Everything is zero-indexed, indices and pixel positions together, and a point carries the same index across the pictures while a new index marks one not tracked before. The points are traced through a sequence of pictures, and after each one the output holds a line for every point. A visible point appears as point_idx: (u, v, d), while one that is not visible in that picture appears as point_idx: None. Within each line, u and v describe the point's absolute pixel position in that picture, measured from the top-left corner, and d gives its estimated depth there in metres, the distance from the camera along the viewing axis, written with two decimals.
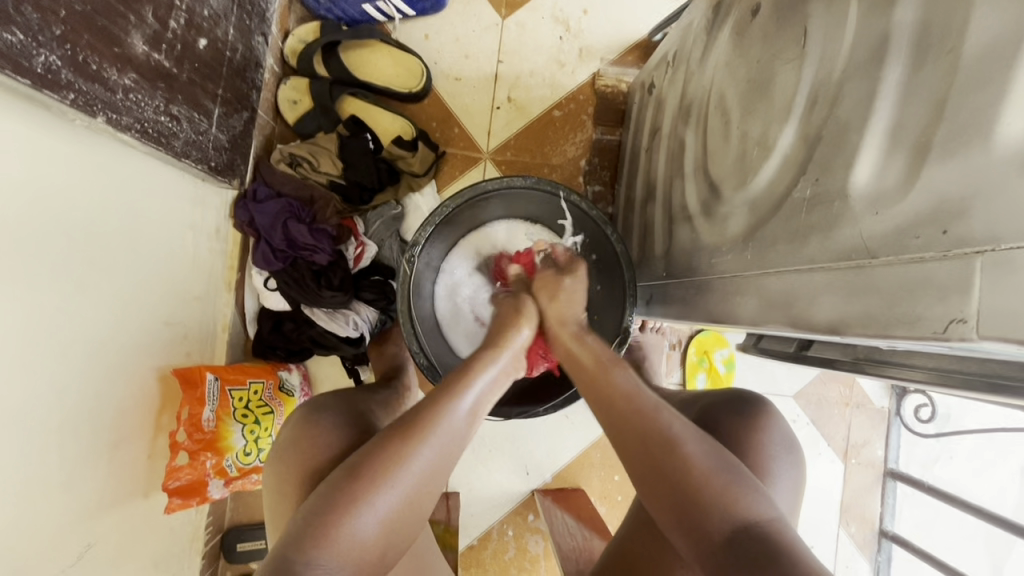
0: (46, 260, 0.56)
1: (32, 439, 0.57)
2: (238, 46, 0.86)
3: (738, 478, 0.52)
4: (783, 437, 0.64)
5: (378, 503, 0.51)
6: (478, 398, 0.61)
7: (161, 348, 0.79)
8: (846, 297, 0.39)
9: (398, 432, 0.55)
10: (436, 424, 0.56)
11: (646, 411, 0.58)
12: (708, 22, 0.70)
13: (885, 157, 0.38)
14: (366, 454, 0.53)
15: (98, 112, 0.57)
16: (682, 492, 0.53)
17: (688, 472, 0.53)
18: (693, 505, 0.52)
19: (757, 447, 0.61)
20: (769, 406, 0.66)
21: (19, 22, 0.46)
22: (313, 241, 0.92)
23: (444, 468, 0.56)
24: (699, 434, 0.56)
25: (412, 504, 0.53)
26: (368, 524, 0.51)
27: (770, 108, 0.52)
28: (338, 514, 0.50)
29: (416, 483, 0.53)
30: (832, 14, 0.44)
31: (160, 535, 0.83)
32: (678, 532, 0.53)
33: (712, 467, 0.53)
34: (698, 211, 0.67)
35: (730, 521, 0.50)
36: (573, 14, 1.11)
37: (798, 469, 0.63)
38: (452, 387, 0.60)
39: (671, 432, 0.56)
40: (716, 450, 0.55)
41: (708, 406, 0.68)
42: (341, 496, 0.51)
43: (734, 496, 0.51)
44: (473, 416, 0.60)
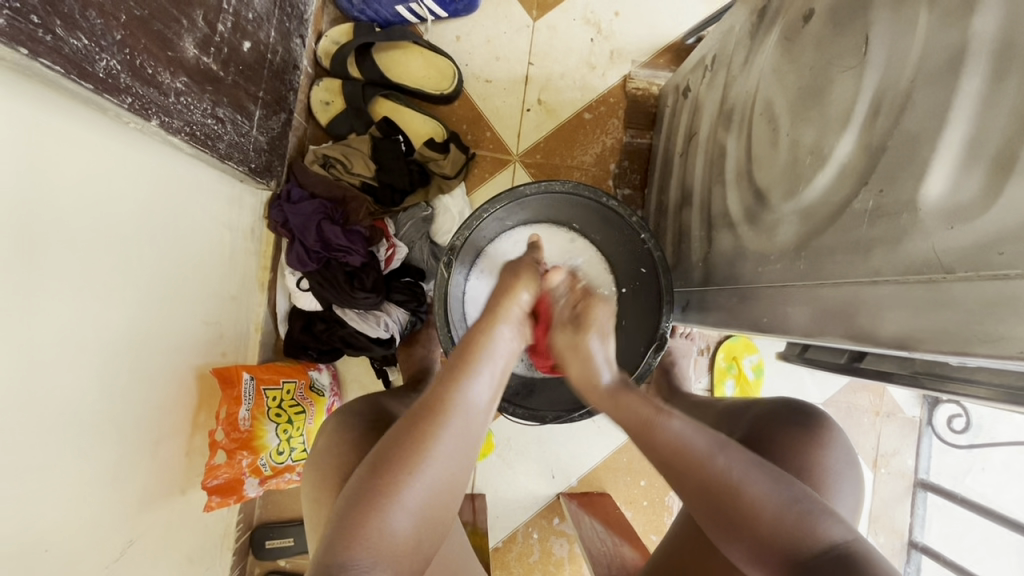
0: (99, 261, 0.57)
1: (82, 436, 0.58)
2: (278, 48, 0.86)
3: (807, 506, 0.52)
4: (843, 450, 0.63)
5: (404, 497, 0.50)
6: (492, 378, 0.61)
7: (199, 347, 0.80)
8: (915, 313, 0.39)
9: (414, 421, 0.54)
10: (450, 406, 0.56)
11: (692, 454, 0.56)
12: (752, 27, 0.69)
13: (961, 170, 0.37)
14: (383, 449, 0.53)
15: (153, 115, 0.57)
16: (759, 537, 0.51)
17: (758, 517, 0.52)
18: (772, 545, 0.51)
19: (818, 461, 0.61)
20: (826, 421, 0.65)
21: (84, 27, 0.47)
22: (347, 242, 0.93)
23: (465, 457, 0.56)
24: (751, 464, 0.55)
25: (437, 492, 0.53)
26: (399, 521, 0.50)
27: (824, 116, 0.51)
28: (371, 510, 0.49)
29: (440, 471, 0.53)
30: (899, 22, 0.43)
31: (195, 531, 0.84)
32: (754, 561, 0.52)
33: (779, 502, 0.52)
34: (741, 218, 0.66)
35: (810, 547, 0.49)
36: (605, 17, 1.11)
37: (859, 485, 0.63)
38: (462, 371, 0.59)
39: (733, 474, 0.54)
40: (777, 481, 0.54)
41: (762, 419, 0.67)
42: (368, 490, 0.50)
43: (808, 528, 0.50)
44: (488, 396, 0.60)
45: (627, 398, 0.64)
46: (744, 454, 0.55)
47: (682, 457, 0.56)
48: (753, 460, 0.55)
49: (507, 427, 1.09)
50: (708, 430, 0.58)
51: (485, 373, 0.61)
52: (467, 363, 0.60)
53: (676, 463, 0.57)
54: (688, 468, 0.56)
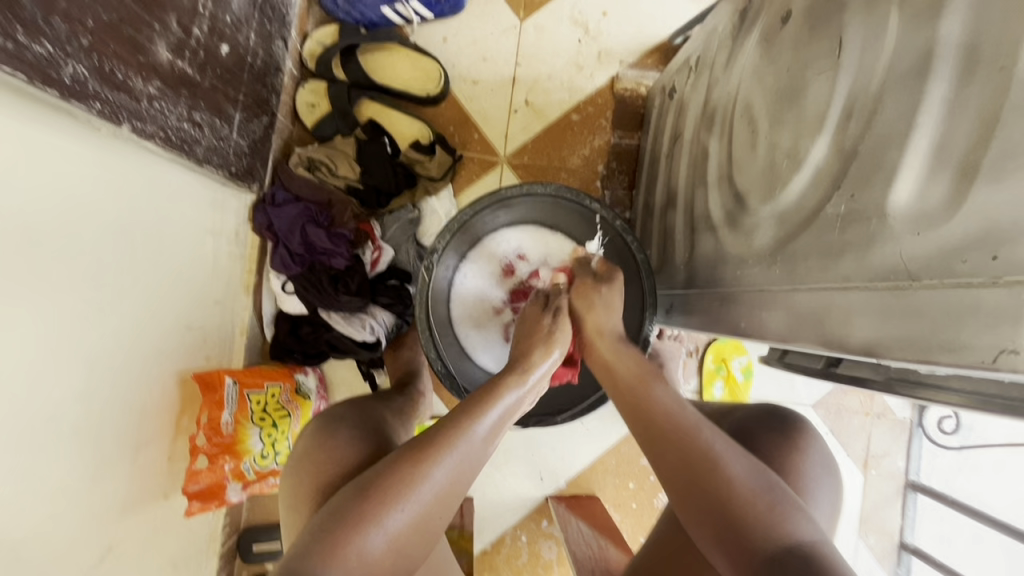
0: (72, 267, 0.57)
1: (58, 443, 0.58)
2: (259, 51, 0.86)
3: (782, 499, 0.51)
4: (821, 456, 0.63)
5: (389, 520, 0.50)
6: (501, 416, 0.61)
7: (182, 352, 0.80)
8: (882, 320, 0.38)
9: (413, 451, 0.54)
10: (454, 442, 0.55)
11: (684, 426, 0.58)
12: (734, 28, 0.68)
13: (928, 175, 0.37)
14: (378, 473, 0.53)
15: (124, 120, 0.57)
16: (727, 508, 0.52)
17: (731, 493, 0.52)
18: (736, 525, 0.51)
19: (795, 465, 0.60)
20: (807, 427, 0.65)
21: (49, 33, 0.47)
22: (331, 245, 0.93)
23: (455, 493, 0.55)
24: (738, 450, 0.56)
25: (422, 524, 0.52)
26: (379, 541, 0.49)
27: (799, 120, 0.50)
28: (354, 529, 0.48)
29: (429, 503, 0.52)
30: (871, 24, 0.43)
31: (179, 535, 0.84)
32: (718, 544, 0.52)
33: (753, 483, 0.52)
34: (722, 221, 0.66)
35: (772, 540, 0.49)
36: (593, 17, 1.10)
37: (837, 489, 0.63)
38: (474, 408, 0.60)
39: (714, 450, 0.55)
40: (757, 468, 0.54)
41: (744, 422, 0.67)
42: (356, 512, 0.49)
43: (777, 519, 0.50)
44: (491, 438, 0.60)
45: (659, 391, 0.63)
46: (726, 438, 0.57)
47: (674, 428, 0.59)
48: (736, 446, 0.56)
49: None
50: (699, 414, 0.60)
51: (493, 416, 0.60)
52: (479, 406, 0.60)
53: (658, 437, 0.60)
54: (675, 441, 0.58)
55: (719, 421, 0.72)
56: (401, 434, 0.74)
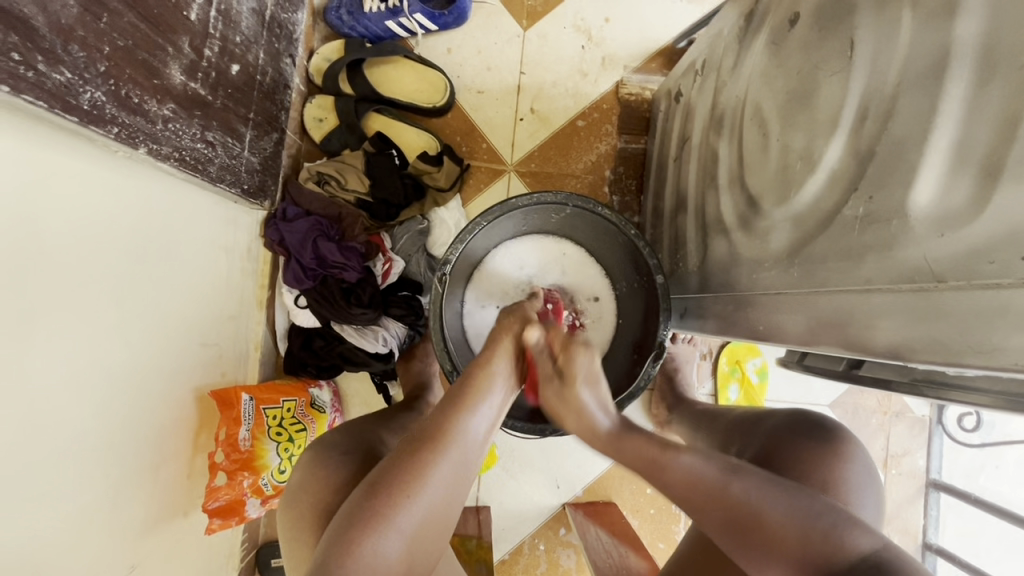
0: (93, 288, 0.57)
1: (82, 464, 0.58)
2: (268, 70, 0.87)
3: (829, 519, 0.51)
4: (859, 463, 0.62)
5: (399, 520, 0.49)
6: (491, 409, 0.60)
7: (198, 370, 0.81)
8: (908, 323, 0.38)
9: (412, 449, 0.53)
10: (450, 437, 0.55)
11: (716, 489, 0.55)
12: (740, 30, 0.68)
13: (949, 176, 0.36)
14: (382, 471, 0.52)
15: (140, 143, 0.58)
16: (784, 555, 0.51)
17: (783, 534, 0.51)
18: (803, 563, 0.50)
19: (834, 474, 0.60)
20: (845, 435, 0.64)
21: (67, 61, 0.47)
22: (343, 259, 0.93)
23: (460, 482, 0.55)
24: (772, 485, 0.54)
25: (434, 519, 0.52)
26: (391, 543, 0.49)
27: (813, 121, 0.50)
28: (365, 530, 0.48)
29: (437, 497, 0.52)
30: (883, 26, 0.43)
31: (199, 553, 0.84)
32: (771, 569, 0.52)
33: (803, 518, 0.52)
34: (735, 224, 0.66)
35: (842, 559, 0.49)
36: (595, 24, 1.11)
37: (879, 498, 0.62)
38: (463, 400, 0.58)
39: (751, 500, 0.53)
40: (796, 496, 0.54)
41: (778, 430, 0.67)
42: (365, 510, 0.49)
43: (835, 542, 0.50)
44: (486, 427, 0.59)
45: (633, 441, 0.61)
46: (759, 479, 0.55)
47: (702, 494, 0.55)
48: (776, 483, 0.55)
49: (510, 438, 1.09)
50: (722, 463, 0.57)
51: (486, 407, 0.59)
52: (469, 392, 0.59)
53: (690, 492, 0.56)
54: (715, 506, 0.54)
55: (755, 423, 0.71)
56: None
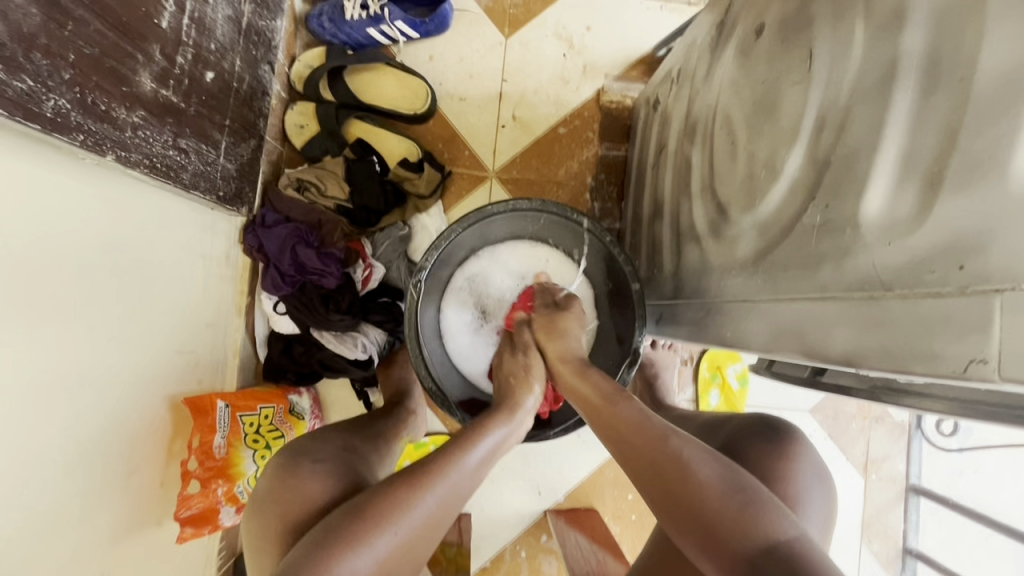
0: (61, 294, 0.57)
1: (49, 472, 0.58)
2: (245, 77, 0.87)
3: (751, 496, 0.51)
4: (812, 464, 0.63)
5: (378, 542, 0.49)
6: (489, 450, 0.62)
7: (173, 377, 0.80)
8: (859, 330, 0.39)
9: (405, 477, 0.54)
10: (448, 472, 0.56)
11: (653, 437, 0.57)
12: (712, 41, 0.69)
13: (897, 186, 0.37)
14: (369, 497, 0.52)
15: (108, 150, 0.58)
16: (695, 514, 0.52)
17: (701, 498, 0.52)
18: (713, 528, 0.50)
19: (787, 472, 0.60)
20: (796, 435, 0.65)
21: (29, 69, 0.47)
22: (322, 265, 0.93)
23: (445, 516, 0.55)
24: (707, 453, 0.55)
25: (411, 551, 0.52)
26: (365, 564, 0.48)
27: (776, 130, 0.51)
28: (343, 550, 0.48)
29: (420, 526, 0.52)
30: (839, 38, 0.44)
31: (173, 561, 0.83)
32: (680, 529, 0.53)
33: (727, 485, 0.52)
34: (706, 231, 0.66)
35: (755, 536, 0.49)
36: (577, 32, 1.12)
37: (829, 492, 0.62)
38: (465, 439, 0.61)
39: (682, 454, 0.54)
40: (727, 468, 0.54)
41: (736, 431, 0.67)
42: (345, 531, 0.49)
43: (750, 518, 0.49)
44: (481, 466, 0.61)
45: (594, 381, 0.67)
46: (697, 443, 0.56)
47: (643, 439, 0.57)
48: (713, 454, 0.55)
49: None
50: (666, 422, 0.59)
51: (483, 446, 0.61)
52: (473, 438, 0.62)
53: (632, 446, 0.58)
54: (647, 452, 0.56)
55: (715, 426, 0.72)
56: (376, 460, 0.72)
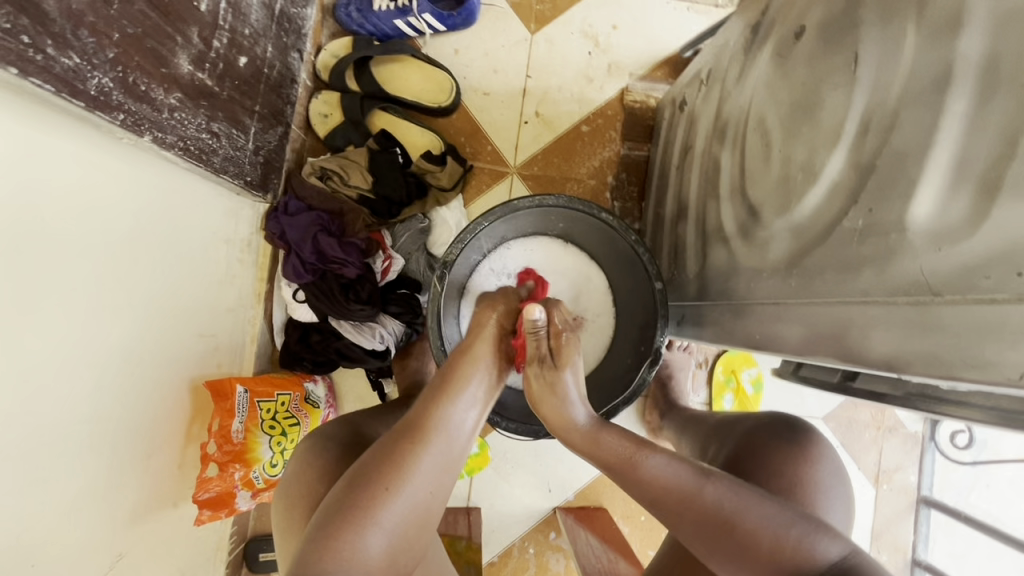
0: (92, 272, 0.57)
1: (73, 449, 0.58)
2: (276, 63, 0.87)
3: (803, 527, 0.52)
4: (831, 466, 0.62)
5: (382, 515, 0.50)
6: (473, 398, 0.61)
7: (194, 360, 0.81)
8: (904, 335, 0.39)
9: (394, 444, 0.54)
10: (431, 430, 0.55)
11: (687, 492, 0.55)
12: (746, 42, 0.69)
13: (948, 191, 0.37)
14: (361, 467, 0.52)
15: (145, 131, 0.58)
16: (762, 563, 0.51)
17: (754, 542, 0.51)
18: (768, 565, 0.51)
19: (805, 474, 0.60)
20: (815, 436, 0.65)
21: (76, 46, 0.48)
22: (343, 254, 0.93)
23: (444, 475, 0.56)
24: (746, 492, 0.54)
25: (418, 509, 0.53)
26: (377, 539, 0.49)
27: (815, 132, 0.51)
28: (347, 527, 0.48)
29: (419, 490, 0.53)
30: (888, 41, 0.43)
31: (187, 544, 0.83)
32: (729, 567, 0.53)
33: (773, 525, 0.52)
34: (735, 233, 0.66)
35: (817, 563, 0.50)
36: (603, 30, 1.11)
37: (848, 498, 0.62)
38: (443, 391, 0.59)
39: (724, 508, 0.53)
40: (771, 504, 0.53)
41: (751, 430, 0.67)
42: (345, 506, 0.49)
43: (805, 551, 0.50)
44: (472, 419, 0.60)
45: (606, 439, 0.62)
46: (734, 484, 0.55)
47: (674, 498, 0.55)
48: (746, 490, 0.54)
49: (503, 440, 1.09)
50: (698, 465, 0.57)
51: (468, 397, 0.60)
52: (452, 383, 0.60)
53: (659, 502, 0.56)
54: (683, 505, 0.55)
55: (729, 424, 0.72)
56: None
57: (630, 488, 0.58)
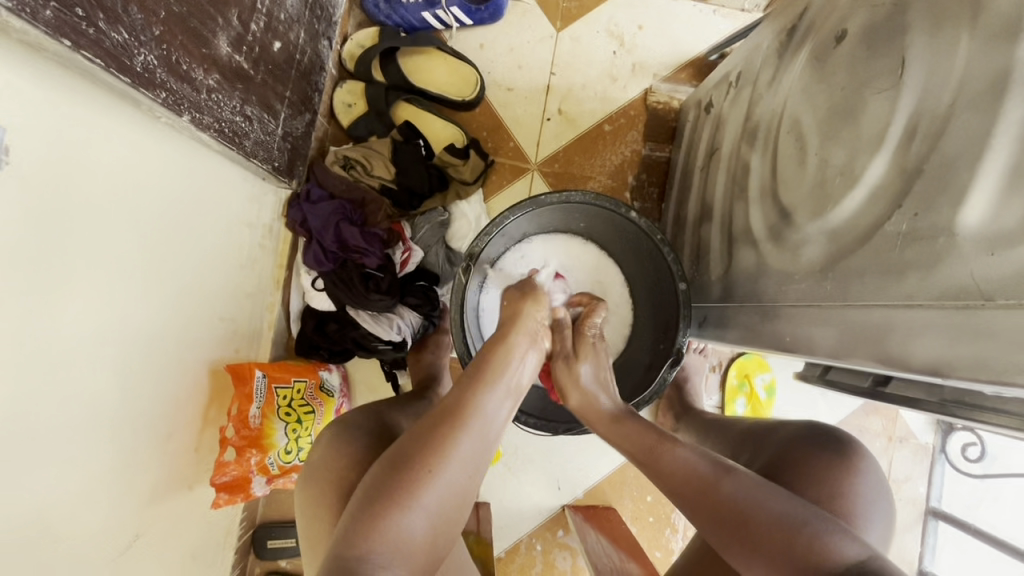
0: (123, 251, 0.57)
1: (97, 426, 0.58)
2: (307, 50, 0.87)
3: (819, 524, 0.50)
4: (875, 480, 0.62)
5: (423, 498, 0.49)
6: (508, 387, 0.61)
7: (214, 343, 0.81)
8: (952, 340, 0.39)
9: (430, 429, 0.53)
10: (469, 414, 0.55)
11: (705, 481, 0.58)
12: (780, 46, 0.69)
13: (1001, 197, 0.37)
14: (404, 450, 0.52)
15: (185, 111, 0.58)
16: (759, 549, 0.51)
17: (765, 532, 0.51)
18: (781, 560, 0.49)
19: (849, 486, 0.59)
20: (858, 448, 0.64)
21: (125, 22, 0.47)
22: (365, 244, 0.93)
23: (481, 461, 0.55)
24: (765, 488, 0.55)
25: (457, 495, 0.52)
26: (416, 522, 0.49)
27: (856, 136, 0.51)
28: (390, 510, 0.48)
29: (457, 476, 0.52)
30: (937, 46, 0.43)
31: (200, 527, 0.83)
32: (751, 565, 0.51)
33: (792, 519, 0.51)
34: (764, 236, 0.66)
35: (829, 561, 0.47)
36: (628, 30, 1.11)
37: (890, 513, 0.61)
38: (480, 378, 0.59)
39: (737, 496, 0.54)
40: (787, 499, 0.53)
41: (792, 440, 0.66)
42: (387, 489, 0.49)
43: (819, 544, 0.48)
44: (505, 411, 0.59)
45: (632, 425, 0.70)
46: (750, 480, 0.56)
47: (692, 486, 0.59)
48: (776, 489, 0.55)
49: (515, 436, 1.09)
50: (716, 463, 0.60)
51: (501, 386, 0.60)
52: (487, 375, 0.60)
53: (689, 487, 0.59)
54: (702, 495, 0.57)
55: (766, 434, 0.71)
56: None
57: (652, 465, 0.64)
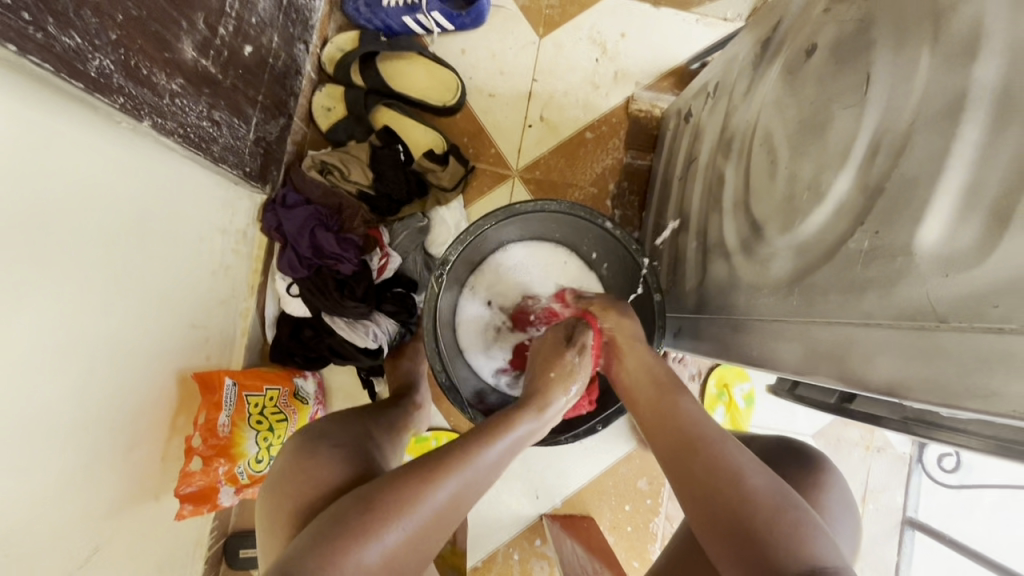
0: (82, 259, 0.56)
1: (53, 437, 0.57)
2: (281, 53, 0.86)
3: (800, 515, 0.49)
4: (843, 495, 0.62)
5: (388, 535, 0.48)
6: (506, 449, 0.60)
7: (183, 350, 0.79)
8: (909, 360, 0.38)
9: (421, 467, 0.53)
10: (464, 465, 0.55)
11: (711, 440, 0.57)
12: (755, 57, 0.69)
13: (957, 218, 0.37)
14: (387, 484, 0.51)
15: (145, 116, 0.57)
16: (733, 513, 0.50)
17: (749, 502, 0.50)
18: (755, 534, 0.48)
19: (815, 500, 0.59)
20: (828, 465, 0.64)
21: (78, 26, 0.47)
22: (340, 250, 0.92)
23: (456, 513, 0.54)
24: (761, 469, 0.54)
25: (421, 539, 0.51)
26: (375, 556, 0.47)
27: (822, 151, 0.50)
28: (353, 540, 0.47)
29: (428, 522, 0.51)
30: (899, 64, 0.43)
31: (167, 537, 0.82)
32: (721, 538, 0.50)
33: (774, 495, 0.51)
34: (737, 248, 0.66)
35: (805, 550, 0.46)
36: (611, 38, 1.11)
37: (855, 526, 0.62)
38: (484, 435, 0.59)
39: (737, 462, 0.54)
40: (775, 483, 0.53)
41: (763, 454, 0.67)
42: (358, 520, 0.48)
43: (799, 535, 0.47)
44: (496, 466, 0.59)
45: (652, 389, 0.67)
46: (752, 457, 0.55)
47: (698, 437, 0.58)
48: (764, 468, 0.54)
49: None
50: (723, 430, 0.59)
51: (501, 445, 0.59)
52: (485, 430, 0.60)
53: (684, 444, 0.58)
54: (701, 451, 0.56)
55: (739, 447, 0.72)
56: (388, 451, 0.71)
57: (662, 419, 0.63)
